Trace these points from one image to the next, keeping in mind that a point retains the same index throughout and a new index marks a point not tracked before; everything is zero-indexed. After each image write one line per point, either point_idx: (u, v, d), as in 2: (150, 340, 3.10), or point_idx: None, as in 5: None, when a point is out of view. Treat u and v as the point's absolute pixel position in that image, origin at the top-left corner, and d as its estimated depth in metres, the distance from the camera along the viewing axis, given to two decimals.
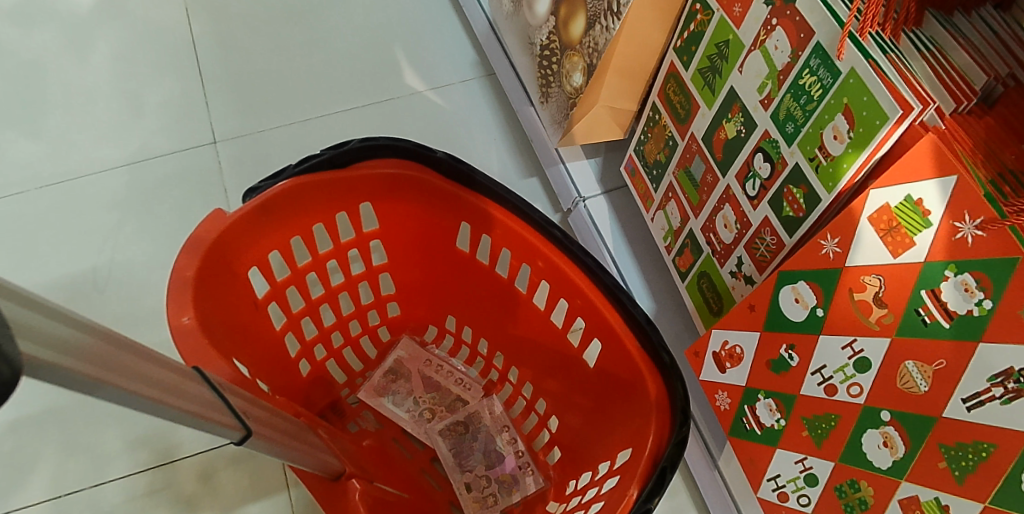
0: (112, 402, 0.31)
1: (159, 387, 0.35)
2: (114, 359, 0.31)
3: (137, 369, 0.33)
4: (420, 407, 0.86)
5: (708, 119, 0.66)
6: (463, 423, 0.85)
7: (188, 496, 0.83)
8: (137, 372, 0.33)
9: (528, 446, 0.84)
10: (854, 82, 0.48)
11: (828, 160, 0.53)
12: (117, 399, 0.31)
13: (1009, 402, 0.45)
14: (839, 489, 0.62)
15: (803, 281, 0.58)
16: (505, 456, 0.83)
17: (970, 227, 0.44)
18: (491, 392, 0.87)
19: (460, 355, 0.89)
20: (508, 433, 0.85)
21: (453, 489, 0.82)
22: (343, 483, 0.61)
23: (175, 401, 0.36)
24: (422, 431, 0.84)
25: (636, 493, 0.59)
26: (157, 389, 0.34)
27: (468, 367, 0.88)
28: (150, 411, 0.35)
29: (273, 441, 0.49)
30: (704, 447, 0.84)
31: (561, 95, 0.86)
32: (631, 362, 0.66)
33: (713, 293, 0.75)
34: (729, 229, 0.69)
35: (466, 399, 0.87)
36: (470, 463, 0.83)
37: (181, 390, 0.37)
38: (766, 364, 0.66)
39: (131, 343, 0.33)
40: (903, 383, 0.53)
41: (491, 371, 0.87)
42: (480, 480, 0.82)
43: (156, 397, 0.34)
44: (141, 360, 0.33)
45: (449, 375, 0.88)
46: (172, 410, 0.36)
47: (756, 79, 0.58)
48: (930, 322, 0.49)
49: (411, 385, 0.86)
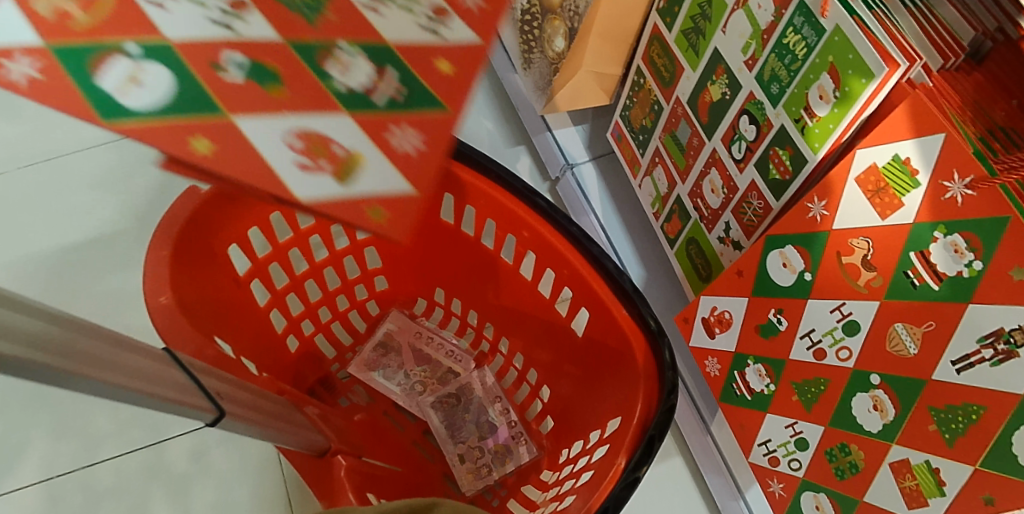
0: (72, 390, 0.30)
1: (125, 372, 0.34)
2: (69, 344, 0.30)
3: (98, 355, 0.32)
4: (411, 380, 0.86)
5: (693, 81, 0.64)
6: (455, 396, 0.85)
7: (181, 475, 0.84)
8: (99, 358, 0.31)
9: (521, 416, 0.84)
10: (839, 40, 0.46)
11: (814, 121, 0.52)
12: (74, 386, 0.30)
13: (999, 364, 0.45)
14: (829, 453, 0.62)
15: (791, 245, 0.57)
16: (498, 427, 0.83)
17: (959, 187, 0.43)
18: (482, 363, 0.86)
19: (451, 327, 0.88)
20: (501, 404, 0.84)
21: (446, 461, 0.82)
22: (329, 460, 0.61)
23: (143, 386, 0.35)
24: (414, 404, 0.84)
25: (624, 463, 0.59)
26: (124, 375, 0.33)
27: (459, 338, 0.87)
28: (117, 397, 0.34)
29: (255, 422, 0.48)
30: (696, 413, 0.85)
31: (543, 60, 0.84)
32: (618, 331, 0.65)
33: (702, 259, 0.74)
34: (717, 194, 0.67)
35: (457, 371, 0.86)
36: (463, 434, 0.83)
37: (147, 374, 0.36)
38: (755, 329, 0.65)
39: (93, 327, 0.32)
40: (893, 346, 0.52)
41: (482, 343, 0.86)
42: (473, 451, 0.82)
43: (122, 383, 0.33)
44: (103, 345, 0.32)
45: (440, 348, 0.87)
46: (138, 395, 0.35)
47: (739, 39, 0.56)
48: (919, 284, 0.48)
49: (402, 359, 0.86)
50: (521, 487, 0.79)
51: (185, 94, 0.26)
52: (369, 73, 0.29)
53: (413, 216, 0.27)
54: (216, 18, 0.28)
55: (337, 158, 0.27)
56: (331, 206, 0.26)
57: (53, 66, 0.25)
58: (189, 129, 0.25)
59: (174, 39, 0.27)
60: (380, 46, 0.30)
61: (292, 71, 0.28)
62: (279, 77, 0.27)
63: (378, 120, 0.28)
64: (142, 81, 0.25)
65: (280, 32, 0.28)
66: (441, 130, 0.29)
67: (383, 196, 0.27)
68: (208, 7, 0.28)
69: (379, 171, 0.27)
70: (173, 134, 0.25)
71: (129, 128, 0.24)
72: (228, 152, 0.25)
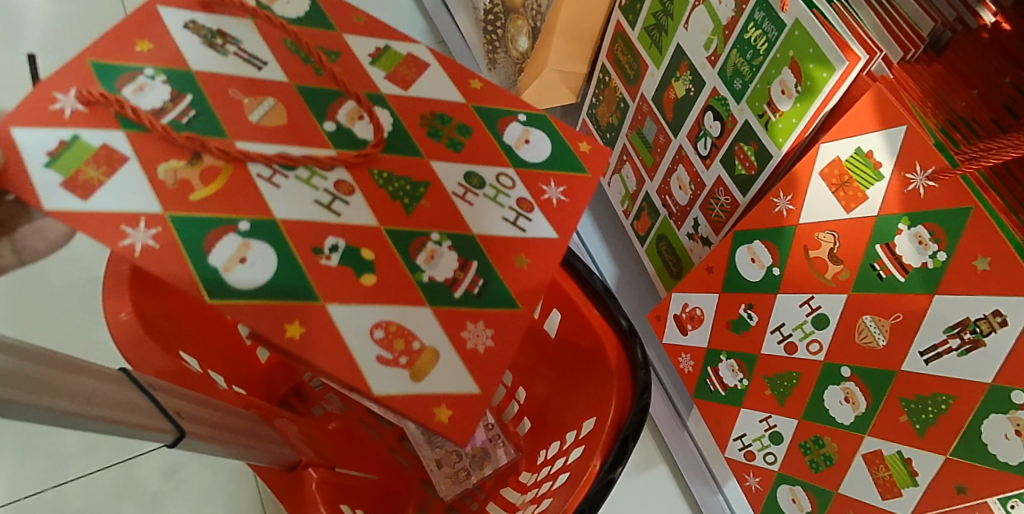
0: (14, 417, 0.29)
1: (74, 397, 0.32)
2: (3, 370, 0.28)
3: (39, 379, 0.30)
4: None
5: (657, 79, 0.64)
6: None
7: (153, 491, 0.82)
8: (40, 383, 0.30)
9: (498, 418, 0.83)
10: (800, 34, 0.46)
11: (777, 116, 0.51)
12: (7, 413, 0.28)
13: (966, 354, 0.45)
14: (803, 446, 0.62)
15: (758, 240, 0.57)
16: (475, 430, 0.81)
17: (921, 178, 0.43)
18: None
19: None
20: None
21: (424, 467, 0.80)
22: (299, 473, 0.60)
23: (98, 411, 0.34)
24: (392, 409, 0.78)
25: (599, 464, 0.58)
26: (73, 400, 0.32)
27: None
28: (70, 424, 0.32)
29: (221, 440, 0.47)
30: (671, 408, 0.85)
31: (508, 60, 0.83)
32: (590, 331, 0.65)
33: (672, 255, 0.74)
34: (684, 191, 0.67)
35: None
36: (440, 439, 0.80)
37: (101, 397, 0.35)
38: (726, 324, 0.65)
39: (31, 352, 0.31)
40: (861, 338, 0.52)
41: None
42: (451, 455, 0.80)
43: (72, 408, 0.32)
44: (44, 369, 0.31)
45: None
46: (93, 421, 0.33)
47: (701, 35, 0.56)
48: (885, 276, 0.48)
49: None
50: (500, 490, 0.78)
51: (284, 271, 0.35)
52: (454, 267, 0.38)
53: (472, 414, 0.35)
54: (323, 202, 0.38)
55: (416, 353, 0.36)
56: (402, 398, 0.35)
57: (166, 234, 0.34)
58: (281, 310, 0.35)
59: (285, 222, 0.37)
60: (469, 237, 0.39)
61: (388, 262, 0.37)
62: (374, 268, 0.37)
63: (456, 314, 0.37)
64: (245, 259, 0.35)
65: (379, 220, 0.38)
66: (507, 331, 0.37)
67: (449, 397, 0.35)
68: (317, 190, 0.38)
69: (453, 372, 0.36)
70: (273, 313, 0.34)
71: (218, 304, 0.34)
72: (321, 349, 0.34)
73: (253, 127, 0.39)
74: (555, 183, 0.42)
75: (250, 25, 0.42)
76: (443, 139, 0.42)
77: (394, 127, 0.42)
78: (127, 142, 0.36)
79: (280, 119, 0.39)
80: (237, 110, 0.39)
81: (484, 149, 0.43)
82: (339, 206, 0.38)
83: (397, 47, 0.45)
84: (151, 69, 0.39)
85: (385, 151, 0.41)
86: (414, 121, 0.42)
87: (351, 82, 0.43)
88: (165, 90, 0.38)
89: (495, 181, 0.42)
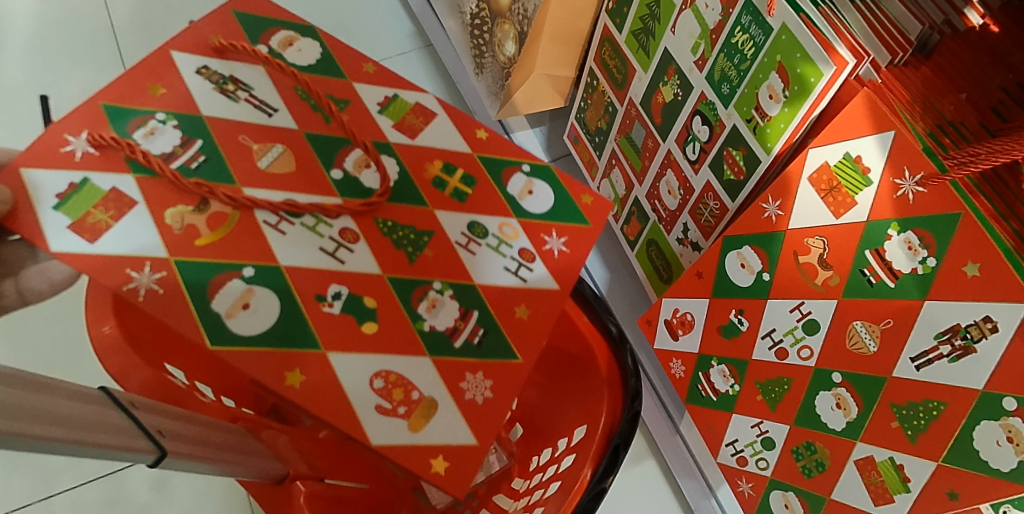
0: None
1: (47, 420, 0.31)
2: None
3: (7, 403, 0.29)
4: None
5: (645, 83, 0.63)
6: None
7: (142, 503, 0.81)
8: (8, 408, 0.29)
9: None
10: (787, 38, 0.46)
11: (765, 121, 0.51)
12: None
13: (956, 360, 0.44)
14: (795, 452, 0.62)
15: (748, 246, 0.56)
16: None
17: (910, 184, 0.42)
18: None
19: None
20: None
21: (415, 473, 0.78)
22: (287, 486, 0.60)
23: (73, 434, 0.33)
24: None
25: (590, 473, 0.57)
26: (45, 425, 0.31)
27: None
28: (43, 450, 0.31)
29: (205, 457, 0.46)
30: (664, 412, 0.85)
31: (495, 65, 0.83)
32: (581, 338, 0.65)
33: (662, 260, 0.74)
34: (673, 196, 0.67)
35: None
36: None
37: (78, 419, 0.33)
38: (717, 329, 0.65)
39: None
40: (852, 344, 0.52)
41: None
42: None
43: (45, 434, 0.31)
44: (12, 393, 0.30)
45: None
46: (68, 445, 0.32)
47: (688, 40, 0.55)
48: (876, 283, 0.48)
49: None
50: (493, 498, 0.75)
51: (286, 319, 0.38)
52: (454, 316, 0.41)
53: (467, 467, 0.38)
54: (329, 250, 0.41)
55: (415, 402, 0.38)
56: (399, 448, 0.37)
57: (172, 279, 0.38)
58: (281, 357, 0.37)
59: (291, 271, 0.40)
60: (470, 287, 0.42)
61: (389, 310, 0.40)
62: (374, 316, 0.40)
63: (455, 365, 0.40)
64: (249, 305, 0.38)
65: (382, 269, 0.41)
66: (504, 382, 0.40)
67: (446, 448, 0.38)
68: (322, 238, 0.41)
69: (450, 425, 0.38)
70: (274, 359, 0.37)
71: (221, 349, 0.37)
72: (317, 396, 0.37)
73: (263, 172, 0.42)
74: (556, 234, 0.44)
75: (262, 71, 0.46)
76: (448, 189, 0.45)
77: (400, 176, 0.45)
78: (138, 188, 0.40)
79: (288, 166, 0.43)
80: (247, 157, 0.42)
81: (489, 200, 0.45)
82: (343, 253, 0.41)
83: (405, 96, 0.48)
84: (161, 114, 0.43)
85: (391, 200, 0.43)
86: (422, 171, 0.45)
87: (359, 130, 0.46)
88: (175, 136, 0.42)
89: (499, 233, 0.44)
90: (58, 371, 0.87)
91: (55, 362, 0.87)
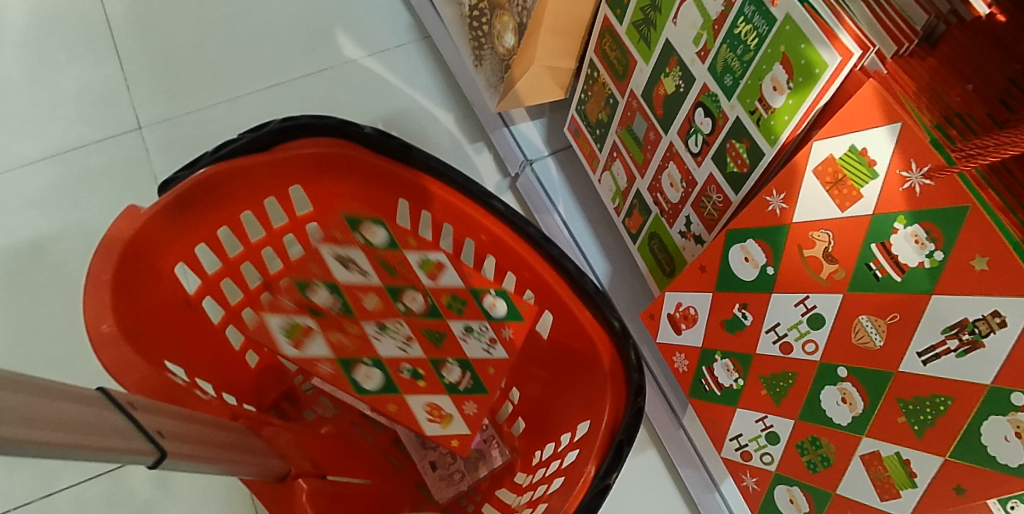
0: None
1: (48, 425, 0.31)
2: None
3: (10, 408, 0.29)
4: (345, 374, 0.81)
5: (646, 74, 0.62)
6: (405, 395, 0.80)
7: (145, 500, 0.81)
8: (10, 413, 0.29)
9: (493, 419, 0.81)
10: (791, 29, 0.45)
11: (769, 113, 0.50)
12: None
13: (964, 354, 0.44)
14: (800, 446, 0.61)
15: (752, 239, 0.56)
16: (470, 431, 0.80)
17: (917, 176, 0.42)
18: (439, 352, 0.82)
19: None
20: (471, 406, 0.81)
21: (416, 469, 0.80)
22: (290, 484, 0.60)
23: (73, 438, 0.32)
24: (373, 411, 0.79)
25: (594, 470, 0.57)
26: (46, 429, 0.30)
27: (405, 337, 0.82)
28: (45, 455, 0.31)
29: (206, 457, 0.46)
30: (667, 408, 0.84)
31: (494, 57, 0.82)
32: (583, 333, 0.64)
33: (665, 253, 0.73)
34: (676, 189, 0.66)
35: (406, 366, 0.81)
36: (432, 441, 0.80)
37: (78, 422, 0.33)
38: (721, 324, 0.64)
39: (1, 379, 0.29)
40: (857, 338, 0.51)
41: None
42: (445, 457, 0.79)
43: (46, 438, 0.30)
44: (15, 397, 0.29)
45: None
46: (69, 449, 0.32)
47: (690, 30, 0.54)
48: (882, 276, 0.47)
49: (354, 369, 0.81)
50: (496, 491, 0.78)
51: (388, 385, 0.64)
52: (459, 375, 0.66)
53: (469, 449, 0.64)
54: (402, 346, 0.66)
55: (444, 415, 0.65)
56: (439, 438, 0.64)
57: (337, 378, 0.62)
58: (384, 399, 0.63)
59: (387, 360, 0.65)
60: (465, 360, 0.67)
61: (427, 371, 0.66)
62: (422, 375, 0.66)
63: (461, 398, 0.66)
64: (370, 376, 0.63)
65: (425, 353, 0.66)
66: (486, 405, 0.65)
67: (458, 436, 0.64)
68: (397, 340, 0.66)
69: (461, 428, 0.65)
70: None
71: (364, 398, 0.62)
72: (399, 413, 0.63)
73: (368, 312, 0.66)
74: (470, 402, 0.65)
75: (361, 250, 0.67)
76: (433, 337, 0.67)
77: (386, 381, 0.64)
78: (315, 324, 0.63)
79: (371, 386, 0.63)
80: (358, 302, 0.66)
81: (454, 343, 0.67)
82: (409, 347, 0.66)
83: (430, 256, 0.68)
84: (321, 283, 0.65)
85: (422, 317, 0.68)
86: (440, 298, 0.68)
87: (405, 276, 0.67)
88: (327, 295, 0.65)
89: (475, 319, 0.68)
90: (57, 368, 0.87)
91: (56, 359, 0.87)
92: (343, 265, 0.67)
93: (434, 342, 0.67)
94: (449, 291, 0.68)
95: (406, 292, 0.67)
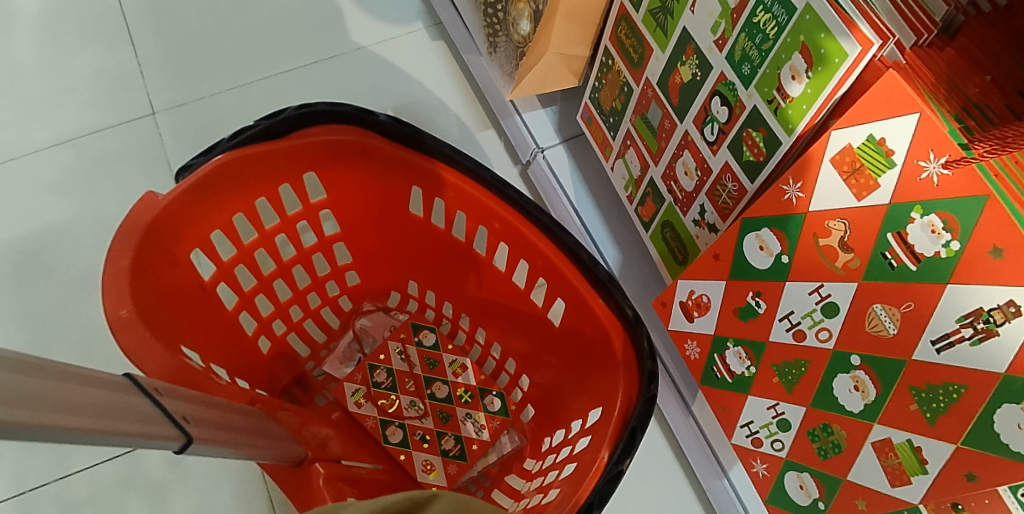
0: (26, 439, 0.28)
1: (80, 411, 0.31)
2: (13, 389, 0.27)
3: (46, 396, 0.29)
4: (353, 352, 0.84)
5: (662, 63, 0.63)
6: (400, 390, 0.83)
7: (160, 481, 0.83)
8: (48, 400, 0.29)
9: (489, 421, 0.82)
10: (810, 18, 0.45)
11: (786, 102, 0.50)
12: (18, 435, 0.27)
13: (979, 342, 0.44)
14: (812, 433, 0.62)
15: (767, 228, 0.56)
16: (465, 434, 0.81)
17: (935, 166, 0.41)
18: (446, 341, 0.84)
19: (410, 308, 0.86)
20: (465, 411, 0.82)
21: (411, 469, 0.80)
22: (306, 468, 0.61)
23: (104, 423, 0.33)
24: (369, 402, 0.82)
25: (607, 456, 0.58)
26: (77, 415, 0.31)
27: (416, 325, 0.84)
28: (76, 440, 0.31)
29: (226, 442, 0.46)
30: (676, 393, 0.85)
31: (509, 44, 0.82)
32: (596, 321, 0.64)
33: (677, 242, 0.74)
34: (690, 177, 0.66)
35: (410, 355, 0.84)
36: (428, 438, 0.82)
37: (107, 408, 0.33)
38: (733, 312, 0.65)
39: (38, 366, 0.30)
40: (871, 326, 0.52)
41: (442, 323, 0.86)
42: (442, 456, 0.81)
43: (78, 424, 0.31)
44: (50, 385, 0.30)
45: (383, 324, 0.85)
46: (99, 435, 0.32)
47: (708, 19, 0.54)
48: (897, 265, 0.47)
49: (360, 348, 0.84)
50: (505, 476, 0.79)
51: None
52: None
53: None
54: None
55: None
56: None
57: None
58: None
59: None
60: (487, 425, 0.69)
61: None
62: None
63: None
64: None
65: None
66: None
67: None
68: None
69: None
70: None
71: None
72: None
73: None
74: None
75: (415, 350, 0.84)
76: None
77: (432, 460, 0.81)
78: None
79: None
80: None
81: None
82: None
83: (460, 360, 0.84)
84: None
85: None
86: None
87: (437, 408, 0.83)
88: None
89: (475, 409, 0.82)
90: (73, 353, 0.88)
91: (72, 343, 0.88)
92: (400, 356, 0.84)
93: (442, 419, 0.82)
94: (463, 386, 0.83)
95: (435, 381, 0.84)
